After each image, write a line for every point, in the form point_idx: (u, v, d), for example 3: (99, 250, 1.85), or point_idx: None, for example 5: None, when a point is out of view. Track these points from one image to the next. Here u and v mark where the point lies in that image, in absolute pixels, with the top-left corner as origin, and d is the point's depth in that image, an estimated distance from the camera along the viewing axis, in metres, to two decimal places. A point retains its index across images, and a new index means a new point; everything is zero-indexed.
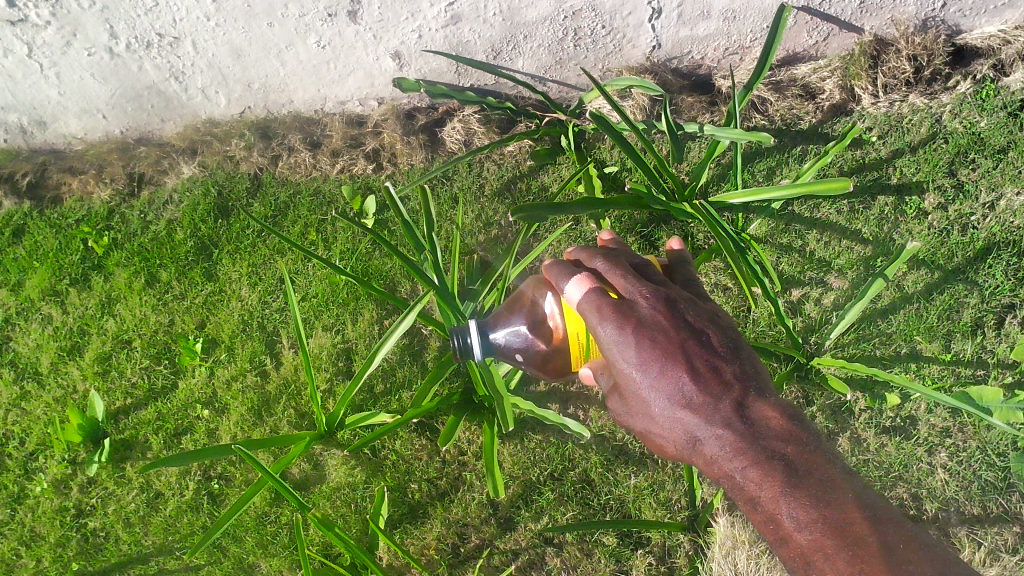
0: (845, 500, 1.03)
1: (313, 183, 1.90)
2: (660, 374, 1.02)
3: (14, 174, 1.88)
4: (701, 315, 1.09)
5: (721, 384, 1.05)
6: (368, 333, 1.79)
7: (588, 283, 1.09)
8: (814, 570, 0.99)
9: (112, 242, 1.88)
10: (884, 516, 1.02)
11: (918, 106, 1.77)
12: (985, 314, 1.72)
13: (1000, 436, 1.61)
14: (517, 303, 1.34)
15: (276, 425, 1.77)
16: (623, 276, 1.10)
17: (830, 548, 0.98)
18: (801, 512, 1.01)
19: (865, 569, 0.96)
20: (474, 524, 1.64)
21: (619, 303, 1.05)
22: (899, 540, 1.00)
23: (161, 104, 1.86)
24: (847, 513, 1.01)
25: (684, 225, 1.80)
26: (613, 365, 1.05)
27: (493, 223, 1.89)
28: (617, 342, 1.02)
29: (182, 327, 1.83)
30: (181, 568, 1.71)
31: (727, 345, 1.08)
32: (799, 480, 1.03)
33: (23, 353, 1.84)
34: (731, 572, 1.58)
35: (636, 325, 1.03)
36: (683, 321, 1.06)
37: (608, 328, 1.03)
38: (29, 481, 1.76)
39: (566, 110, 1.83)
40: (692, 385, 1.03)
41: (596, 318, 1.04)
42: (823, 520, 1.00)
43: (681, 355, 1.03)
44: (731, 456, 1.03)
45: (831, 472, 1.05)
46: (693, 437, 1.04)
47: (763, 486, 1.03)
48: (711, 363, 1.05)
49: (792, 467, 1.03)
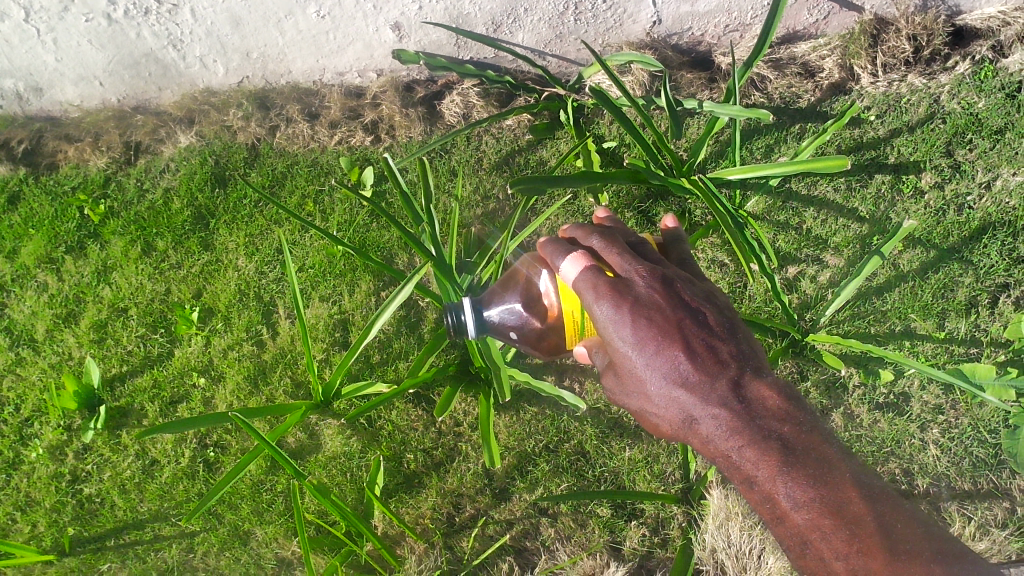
0: (843, 479, 1.02)
1: (311, 155, 1.89)
2: (655, 352, 1.02)
3: (9, 140, 1.86)
4: (697, 295, 1.08)
5: (718, 363, 1.04)
6: (365, 304, 1.80)
7: (584, 261, 1.09)
8: (811, 549, 0.99)
9: (109, 209, 1.87)
10: (881, 496, 1.03)
11: (917, 86, 1.78)
12: (979, 293, 1.73)
13: (991, 414, 1.63)
14: (511, 281, 1.34)
15: (272, 394, 1.77)
16: (620, 254, 1.10)
17: (829, 528, 0.99)
18: (798, 491, 1.01)
19: (863, 549, 0.97)
20: (469, 494, 1.65)
21: (615, 281, 1.05)
22: (897, 520, 1.01)
23: (158, 72, 1.84)
24: (845, 492, 1.01)
25: (681, 201, 1.81)
26: (608, 344, 1.05)
27: (491, 196, 1.88)
28: (613, 320, 1.02)
29: (178, 296, 1.83)
30: (177, 534, 1.71)
31: (724, 324, 1.07)
32: (797, 459, 1.02)
33: (19, 320, 1.83)
34: (725, 542, 1.61)
35: (632, 304, 1.03)
36: (679, 300, 1.06)
37: (604, 306, 1.03)
38: (24, 447, 1.75)
39: (565, 84, 1.81)
40: (688, 364, 1.02)
41: (592, 296, 1.04)
42: (821, 499, 1.00)
43: (677, 333, 1.03)
44: (728, 436, 1.02)
45: (828, 451, 1.05)
46: (689, 416, 1.03)
47: (760, 466, 1.02)
48: (708, 342, 1.04)
49: (789, 446, 1.02)
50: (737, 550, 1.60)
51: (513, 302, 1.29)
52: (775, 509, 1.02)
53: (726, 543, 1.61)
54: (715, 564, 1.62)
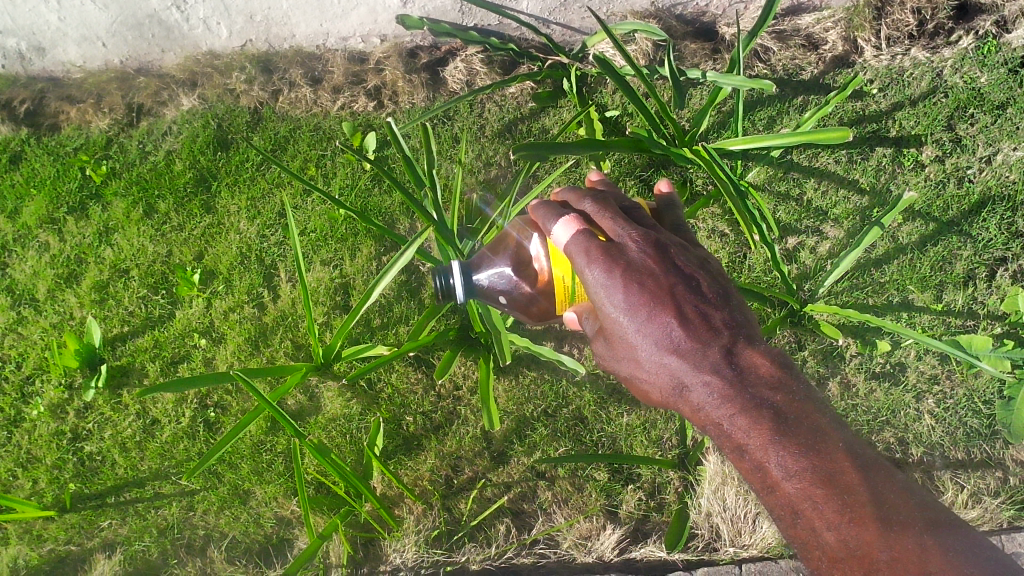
0: (835, 448, 1.01)
1: (314, 120, 1.89)
2: (647, 318, 1.03)
3: (12, 100, 1.86)
4: (691, 262, 1.09)
5: (711, 330, 1.04)
6: (366, 269, 1.81)
7: (576, 224, 1.09)
8: (802, 519, 0.98)
9: (111, 171, 1.87)
10: (875, 465, 1.01)
11: (919, 60, 1.79)
12: (977, 266, 1.74)
13: (987, 384, 1.66)
14: (502, 244, 1.36)
15: (272, 356, 1.78)
16: (612, 219, 1.11)
17: (819, 497, 0.97)
18: (789, 460, 0.99)
19: (854, 519, 0.95)
20: (468, 456, 1.67)
21: (608, 246, 1.06)
22: (890, 490, 0.98)
23: (161, 33, 1.85)
24: (837, 461, 0.99)
25: (683, 170, 1.81)
26: (600, 309, 1.06)
27: (493, 162, 1.88)
28: (604, 284, 1.04)
29: (180, 258, 1.83)
30: (176, 493, 1.72)
31: (717, 291, 1.08)
32: (789, 427, 1.01)
33: (20, 279, 1.83)
34: (721, 506, 1.64)
35: (624, 269, 1.04)
36: (673, 266, 1.07)
37: (596, 271, 1.04)
38: (25, 405, 1.76)
39: (568, 54, 1.84)
40: (680, 330, 1.03)
41: (584, 260, 1.05)
42: (812, 468, 0.99)
43: (670, 299, 1.04)
44: (719, 403, 1.03)
45: (821, 421, 1.04)
46: (680, 383, 1.04)
47: (751, 434, 1.02)
48: (701, 308, 1.05)
49: (781, 414, 1.02)
50: (732, 514, 1.64)
51: (504, 267, 1.31)
52: (765, 478, 1.00)
53: (722, 507, 1.64)
54: (710, 528, 1.65)
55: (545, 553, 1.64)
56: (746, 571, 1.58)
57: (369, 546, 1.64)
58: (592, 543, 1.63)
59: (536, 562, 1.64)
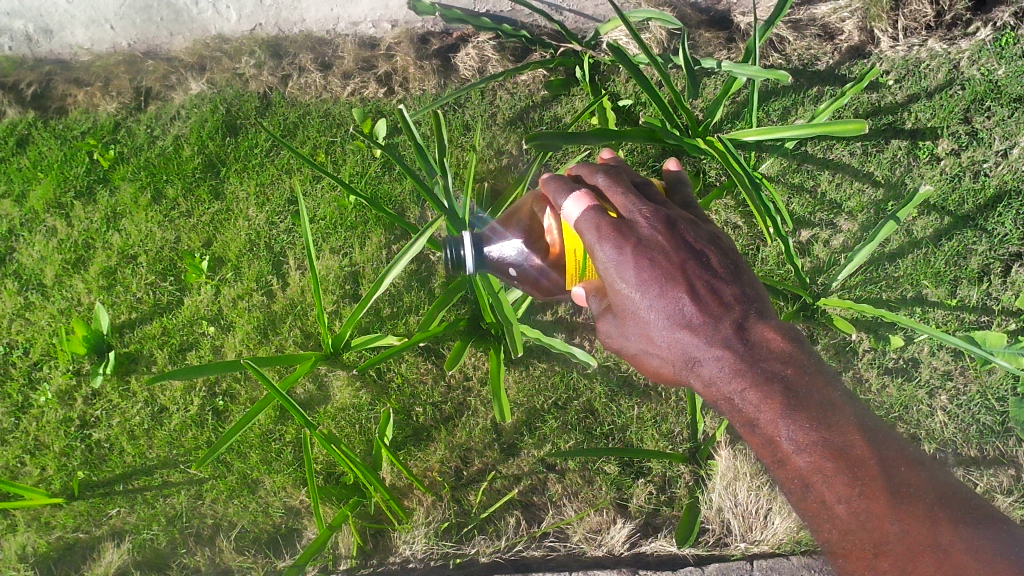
0: (846, 422, 0.99)
1: (323, 106, 1.87)
2: (658, 294, 1.00)
3: (19, 83, 1.83)
4: (702, 236, 1.06)
5: (721, 305, 1.02)
6: (376, 258, 1.80)
7: (588, 200, 1.06)
8: (812, 493, 0.97)
9: (118, 155, 1.85)
10: (885, 438, 1.01)
11: (937, 52, 1.75)
12: (992, 261, 1.73)
13: (1000, 381, 1.65)
14: (513, 218, 1.35)
15: (282, 344, 1.77)
16: (624, 194, 1.08)
17: (830, 472, 0.96)
18: (800, 434, 0.98)
19: (865, 492, 0.95)
20: (478, 448, 1.66)
21: (619, 222, 1.03)
22: (901, 465, 0.98)
23: (170, 16, 1.86)
24: (849, 435, 0.98)
25: (696, 161, 1.78)
26: (610, 286, 1.03)
27: (504, 151, 1.86)
28: (615, 262, 1.01)
29: (188, 244, 1.82)
30: (185, 481, 1.71)
31: (728, 266, 1.05)
32: (801, 402, 1.00)
33: (27, 264, 1.82)
34: (732, 501, 1.63)
35: (635, 246, 1.01)
36: (685, 241, 1.04)
37: (607, 249, 1.01)
38: (33, 391, 1.75)
39: (582, 42, 1.80)
40: (690, 305, 1.01)
41: (595, 237, 1.02)
42: (824, 441, 0.97)
43: (681, 276, 1.01)
44: (731, 378, 1.00)
45: (831, 394, 1.02)
46: (691, 359, 1.02)
47: (763, 409, 1.00)
48: (711, 283, 1.02)
49: (792, 388, 1.00)
50: (743, 510, 1.62)
51: (514, 238, 1.30)
52: (777, 453, 0.99)
53: (733, 503, 1.62)
54: (721, 523, 1.63)
55: (555, 546, 1.64)
56: (757, 567, 1.60)
57: (378, 537, 1.64)
58: (604, 537, 1.63)
59: (545, 555, 1.64)
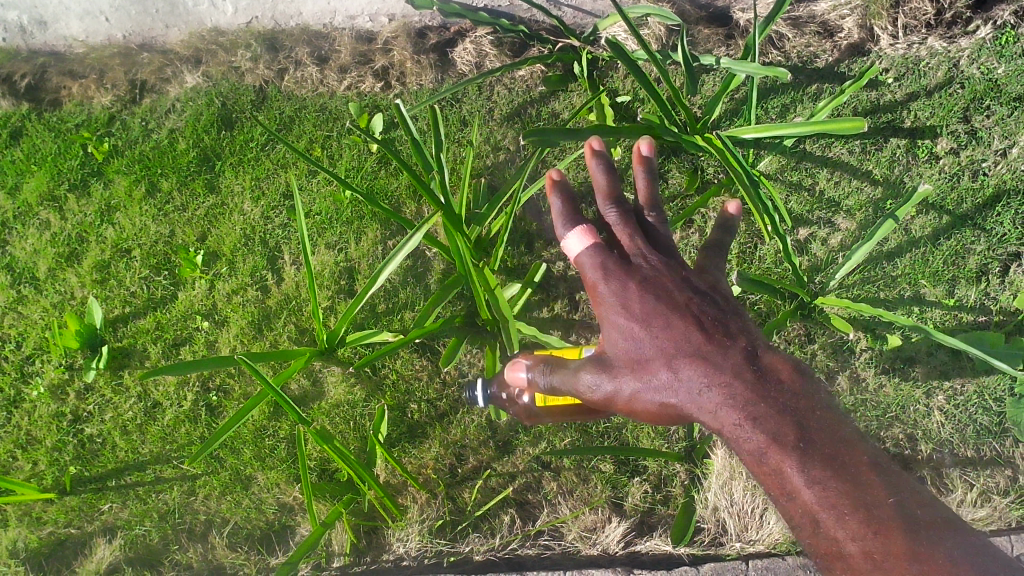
0: (859, 461, 0.99)
1: (320, 100, 1.86)
2: (662, 331, 1.08)
3: (13, 75, 1.84)
4: (705, 284, 1.15)
5: (728, 336, 1.07)
6: (371, 253, 1.78)
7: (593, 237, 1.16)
8: (823, 531, 0.95)
9: (113, 148, 1.84)
10: (906, 492, 0.98)
11: (936, 50, 1.75)
12: (990, 261, 1.71)
13: (999, 382, 1.60)
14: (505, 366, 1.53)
15: (276, 339, 1.76)
16: (631, 236, 1.18)
17: (843, 509, 0.95)
18: (813, 471, 0.97)
19: (879, 533, 0.93)
20: (472, 445, 1.65)
21: (621, 264, 1.14)
22: (923, 514, 0.95)
23: (165, 8, 1.87)
24: (863, 473, 0.97)
25: (695, 158, 1.75)
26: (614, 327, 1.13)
27: (501, 146, 1.83)
28: (617, 298, 1.11)
29: (182, 238, 1.81)
30: (177, 477, 1.70)
31: (731, 311, 1.12)
32: (809, 434, 1.00)
33: (21, 258, 1.81)
34: (727, 501, 1.59)
35: (637, 283, 1.12)
36: (687, 286, 1.13)
37: (611, 286, 1.12)
38: (25, 385, 1.74)
39: (579, 36, 1.78)
40: (696, 336, 1.07)
41: (600, 276, 1.13)
42: (835, 479, 0.97)
43: (684, 311, 1.09)
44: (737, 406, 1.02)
45: (846, 431, 1.02)
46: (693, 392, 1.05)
47: (771, 445, 1.00)
48: (717, 320, 1.09)
49: (801, 418, 1.01)
50: (738, 510, 1.59)
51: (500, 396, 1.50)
52: (787, 492, 0.99)
53: (728, 503, 1.59)
54: (716, 522, 1.61)
55: (549, 544, 1.63)
56: (753, 567, 1.57)
57: (372, 535, 1.64)
58: (598, 536, 1.62)
59: (539, 554, 1.63)
